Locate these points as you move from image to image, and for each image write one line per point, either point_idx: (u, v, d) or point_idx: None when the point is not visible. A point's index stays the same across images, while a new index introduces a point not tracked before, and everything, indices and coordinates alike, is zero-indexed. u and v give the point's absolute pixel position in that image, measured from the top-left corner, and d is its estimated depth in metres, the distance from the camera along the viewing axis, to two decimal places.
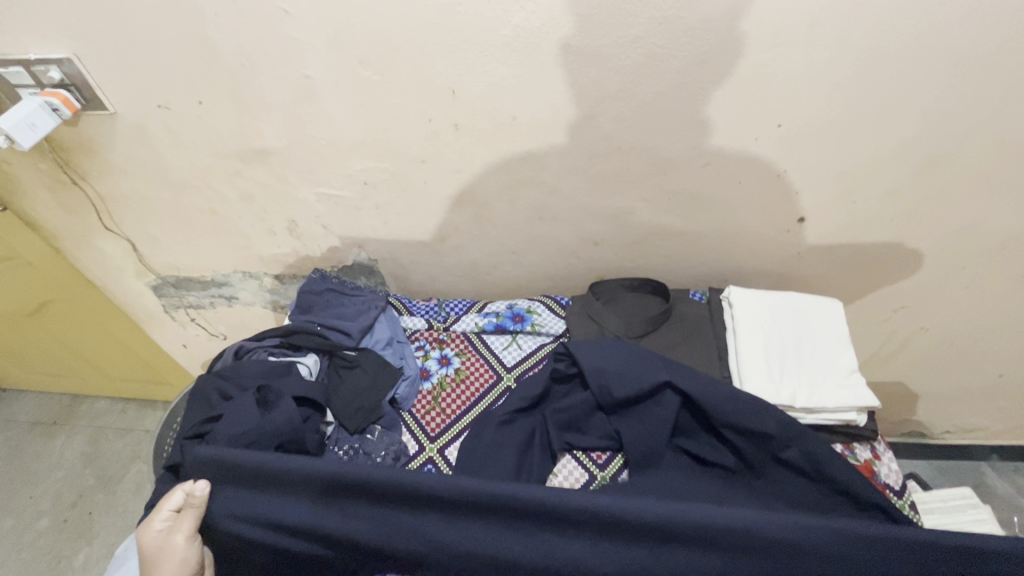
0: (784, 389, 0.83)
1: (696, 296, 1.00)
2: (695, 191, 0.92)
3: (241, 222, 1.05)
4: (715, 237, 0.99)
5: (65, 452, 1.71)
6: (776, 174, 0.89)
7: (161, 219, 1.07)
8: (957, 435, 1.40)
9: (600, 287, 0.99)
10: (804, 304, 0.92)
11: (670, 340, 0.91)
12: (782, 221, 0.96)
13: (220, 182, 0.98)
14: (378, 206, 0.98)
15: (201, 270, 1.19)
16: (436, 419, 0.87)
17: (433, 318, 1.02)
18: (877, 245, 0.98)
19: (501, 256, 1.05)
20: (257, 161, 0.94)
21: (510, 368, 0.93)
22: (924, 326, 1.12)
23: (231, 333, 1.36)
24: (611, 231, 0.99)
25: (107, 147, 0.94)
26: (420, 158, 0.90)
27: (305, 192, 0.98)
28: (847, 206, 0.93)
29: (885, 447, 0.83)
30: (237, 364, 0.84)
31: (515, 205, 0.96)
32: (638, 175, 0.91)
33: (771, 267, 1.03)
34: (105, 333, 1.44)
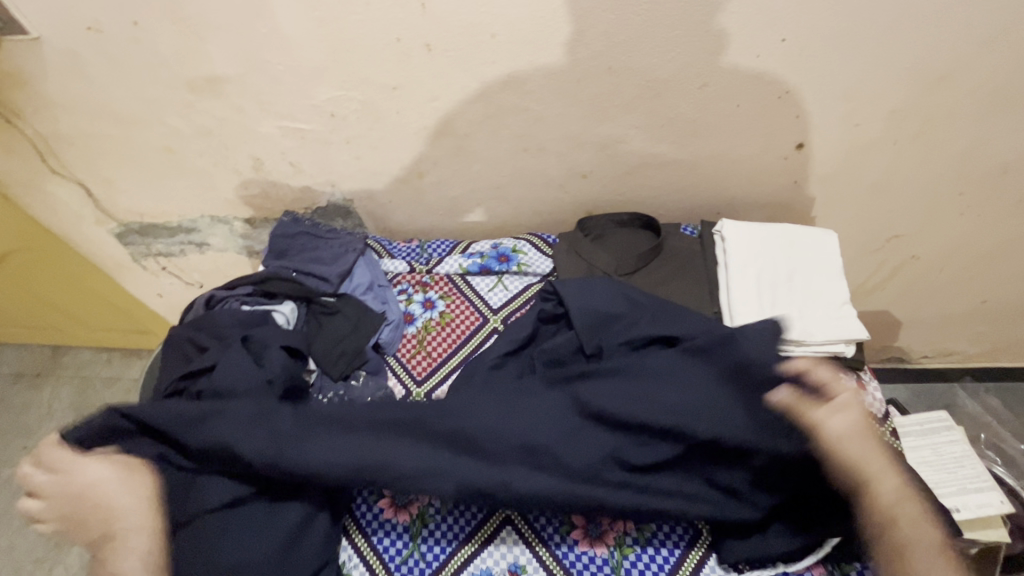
0: (776, 322, 0.81)
1: (688, 230, 0.96)
2: (691, 116, 0.86)
3: (201, 161, 0.97)
4: (711, 166, 0.94)
5: (54, 402, 1.69)
6: (777, 95, 0.83)
7: (112, 159, 0.98)
8: (934, 359, 1.42)
9: (588, 223, 0.95)
10: (797, 236, 0.90)
11: (662, 276, 0.88)
12: (780, 147, 0.91)
13: (171, 116, 0.89)
14: (349, 140, 0.91)
15: (166, 215, 1.11)
16: (421, 362, 0.85)
17: (414, 261, 0.98)
18: (878, 170, 0.94)
19: (484, 191, 1.00)
20: (210, 92, 0.85)
21: (495, 310, 0.91)
22: (916, 254, 1.11)
23: (207, 282, 1.31)
24: (601, 162, 0.93)
25: (39, 78, 0.84)
26: (391, 85, 0.82)
27: (267, 126, 0.89)
28: (849, 129, 0.87)
29: (869, 376, 0.84)
30: (209, 315, 0.79)
31: (498, 135, 0.89)
32: (630, 99, 0.84)
33: (767, 197, 0.99)
34: (74, 283, 1.38)
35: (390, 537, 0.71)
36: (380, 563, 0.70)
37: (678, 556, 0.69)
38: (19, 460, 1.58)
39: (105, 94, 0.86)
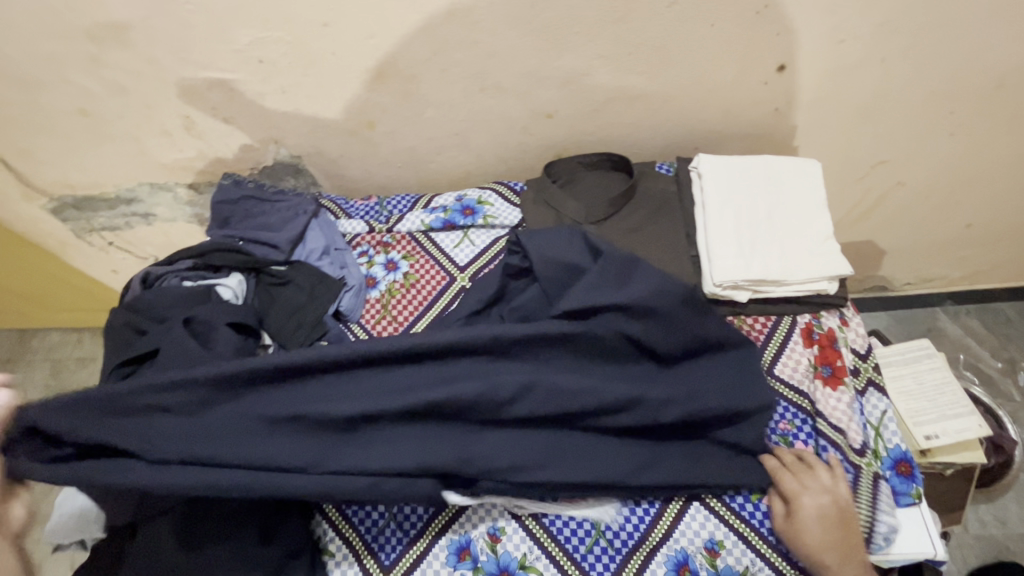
0: (756, 263, 0.77)
1: (663, 169, 0.90)
2: (660, 40, 0.77)
3: (124, 123, 0.87)
4: (686, 97, 0.86)
5: (29, 387, 1.60)
6: (754, 11, 0.75)
7: (24, 127, 0.88)
8: (917, 286, 1.41)
9: (555, 168, 0.88)
10: (778, 168, 0.84)
11: (636, 220, 0.83)
12: (759, 70, 0.83)
13: (78, 73, 0.79)
14: (284, 90, 0.82)
15: (99, 186, 1.02)
16: (387, 328, 0.81)
17: (373, 220, 0.91)
18: (864, 91, 0.87)
19: (442, 139, 0.91)
20: (116, 42, 0.74)
21: (462, 267, 0.85)
22: (901, 180, 1.06)
23: (161, 254, 1.23)
24: (565, 99, 0.85)
25: None
26: (321, 22, 0.72)
27: (189, 79, 0.80)
28: (834, 46, 0.80)
29: (853, 311, 0.82)
30: (145, 294, 0.73)
31: (449, 74, 0.81)
32: (592, 24, 0.75)
33: (746, 128, 0.92)
34: (20, 263, 1.29)
35: (366, 510, 0.69)
36: (363, 544, 0.67)
37: (652, 517, 0.67)
38: None
39: None
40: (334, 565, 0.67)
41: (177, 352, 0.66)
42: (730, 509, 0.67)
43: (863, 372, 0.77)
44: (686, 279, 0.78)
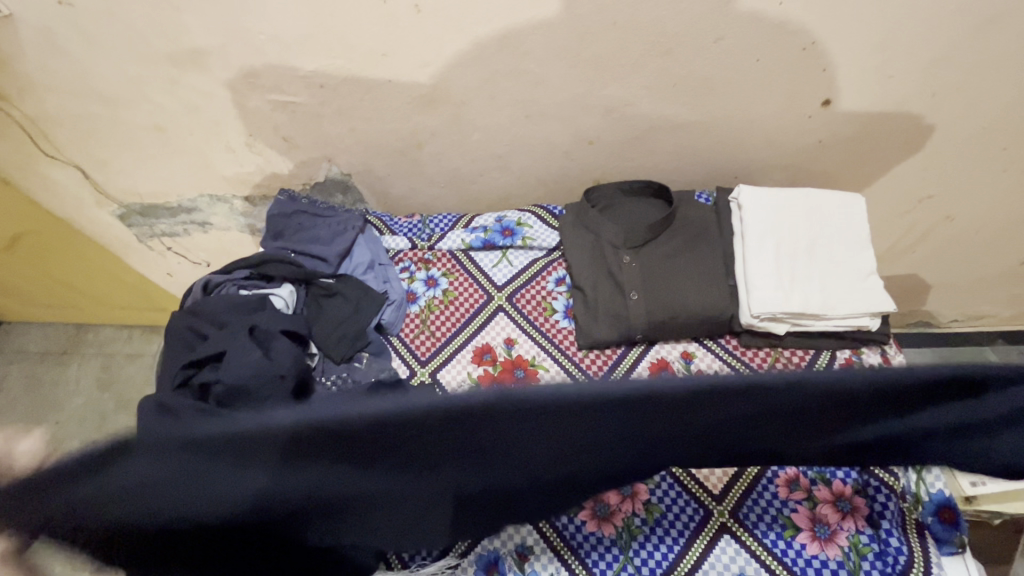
0: (797, 296, 0.76)
1: (702, 198, 0.90)
2: (704, 74, 0.79)
3: (193, 138, 0.94)
4: (729, 126, 0.87)
5: (79, 379, 1.65)
6: (800, 49, 0.76)
7: (103, 140, 0.96)
8: (964, 323, 1.36)
9: (595, 193, 0.90)
10: (823, 201, 0.83)
11: (673, 248, 0.83)
12: (805, 103, 0.83)
13: (156, 92, 0.85)
14: (341, 111, 0.86)
15: (164, 195, 1.09)
16: (425, 342, 0.84)
17: (416, 237, 0.94)
18: (912, 125, 0.86)
19: (486, 162, 0.95)
20: (192, 66, 0.80)
21: (500, 287, 0.88)
22: (949, 216, 1.03)
23: (213, 260, 1.30)
24: (608, 126, 0.87)
25: (17, 57, 0.81)
26: (380, 51, 0.77)
27: (256, 100, 0.85)
28: (882, 82, 0.80)
29: (895, 350, 0.81)
30: (206, 300, 0.78)
31: (496, 102, 0.84)
32: (638, 58, 0.77)
33: (788, 159, 0.92)
34: (84, 263, 1.37)
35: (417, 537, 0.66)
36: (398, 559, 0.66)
37: (680, 549, 0.67)
38: None
39: (88, 70, 0.83)
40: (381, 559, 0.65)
41: (243, 360, 0.69)
42: (765, 548, 0.66)
43: None
44: (723, 308, 0.78)
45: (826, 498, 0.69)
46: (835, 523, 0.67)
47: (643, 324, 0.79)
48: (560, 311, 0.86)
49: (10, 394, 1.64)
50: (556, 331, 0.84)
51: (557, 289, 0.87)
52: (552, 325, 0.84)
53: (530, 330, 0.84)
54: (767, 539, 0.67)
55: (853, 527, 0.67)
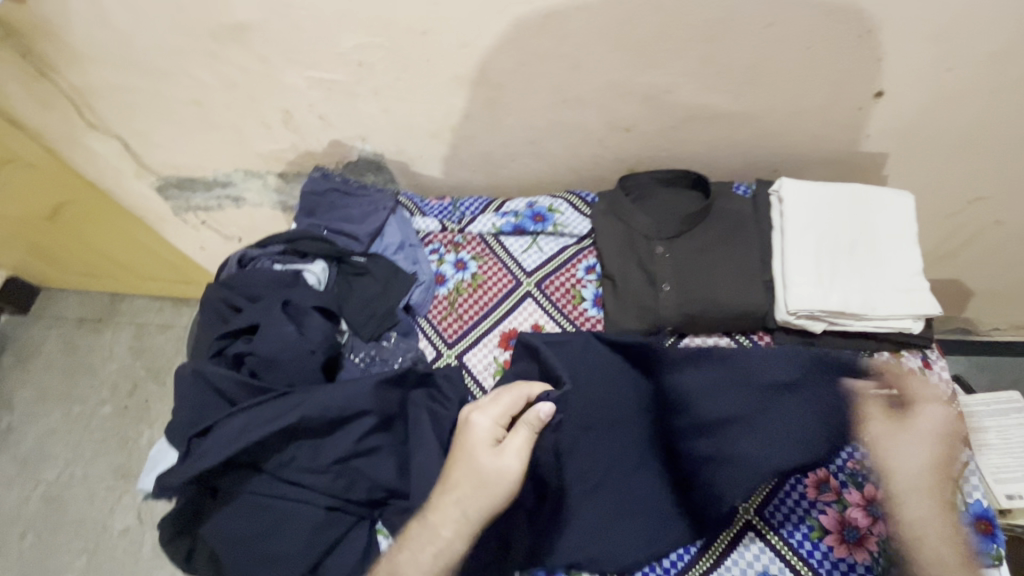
0: (835, 295, 0.74)
1: (740, 190, 0.88)
2: (751, 61, 0.76)
3: (231, 114, 0.95)
4: (773, 115, 0.84)
5: (114, 346, 1.71)
6: (855, 37, 0.72)
7: (145, 113, 0.97)
8: (1005, 333, 1.31)
9: (630, 181, 0.88)
10: (870, 197, 0.80)
11: (709, 240, 0.81)
12: (855, 94, 0.80)
13: (197, 67, 0.86)
14: (377, 90, 0.86)
15: (200, 169, 1.11)
16: (452, 325, 0.84)
17: (446, 220, 0.94)
18: (968, 122, 0.82)
19: (519, 146, 0.94)
20: (234, 41, 0.81)
21: (530, 272, 0.88)
22: (1000, 220, 0.99)
23: (245, 235, 1.32)
24: (646, 114, 0.85)
25: (65, 28, 0.83)
26: (419, 30, 0.76)
27: (293, 77, 0.86)
28: (940, 75, 0.76)
29: (938, 354, 0.77)
30: (241, 273, 0.79)
31: (534, 85, 0.83)
32: (683, 43, 0.75)
33: (832, 153, 0.89)
34: (121, 234, 1.40)
35: None
36: None
37: (694, 553, 0.68)
38: (88, 397, 1.63)
39: (133, 44, 0.84)
40: None
41: (279, 335, 0.70)
42: (790, 549, 0.66)
43: None
44: (758, 303, 0.77)
45: (857, 502, 0.67)
46: (865, 527, 0.66)
47: (673, 316, 0.77)
48: (589, 300, 0.85)
49: (49, 356, 1.71)
50: (584, 321, 0.83)
51: (586, 278, 0.86)
52: (580, 314, 0.84)
53: (558, 318, 0.84)
54: (793, 540, 0.67)
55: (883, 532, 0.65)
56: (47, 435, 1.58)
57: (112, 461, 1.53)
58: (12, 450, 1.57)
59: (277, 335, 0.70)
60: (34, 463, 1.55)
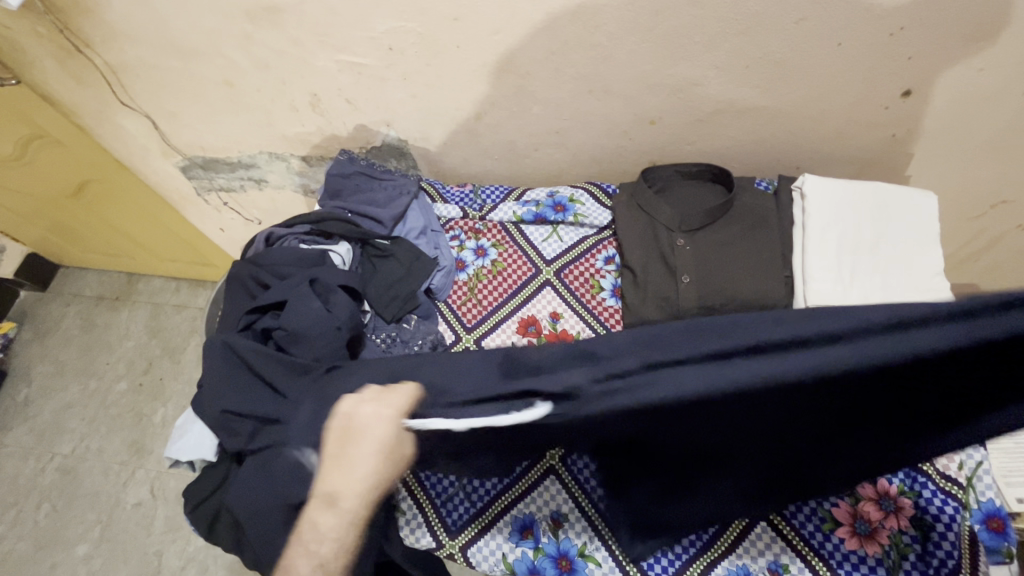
0: (854, 292, 0.75)
1: (761, 186, 0.89)
2: (779, 57, 0.77)
3: (260, 95, 0.96)
4: (798, 112, 0.84)
5: (131, 324, 1.74)
6: (886, 35, 0.72)
7: (175, 92, 0.99)
8: None
9: (651, 174, 0.89)
10: (891, 197, 0.81)
11: (730, 234, 0.82)
12: (882, 93, 0.80)
13: (230, 48, 0.88)
14: (406, 76, 0.87)
15: (226, 151, 1.13)
16: (471, 310, 0.85)
17: (468, 207, 0.95)
18: (995, 125, 0.82)
19: (542, 136, 0.95)
20: (267, 23, 0.82)
21: (549, 261, 0.89)
22: (1022, 225, 0.98)
23: (265, 218, 1.34)
24: (672, 107, 0.86)
25: (103, 6, 0.85)
26: (451, 17, 0.77)
27: (324, 60, 0.87)
28: (969, 76, 0.76)
29: None
30: (268, 251, 0.81)
31: (561, 75, 0.83)
32: (712, 36, 0.75)
33: (855, 151, 0.90)
34: (144, 213, 1.43)
35: (455, 500, 0.73)
36: (438, 520, 0.73)
37: (702, 544, 0.69)
38: (105, 373, 1.66)
39: (168, 23, 0.85)
40: (402, 521, 0.73)
41: (307, 311, 0.72)
42: (804, 542, 0.67)
43: None
44: (777, 298, 0.77)
45: (869, 496, 0.68)
46: (877, 521, 0.66)
47: (691, 309, 0.78)
48: (607, 290, 0.86)
49: (69, 331, 1.75)
50: (602, 310, 0.84)
51: (605, 268, 0.87)
52: (598, 303, 0.85)
53: (576, 307, 0.85)
54: (806, 533, 0.68)
55: (895, 527, 0.66)
56: (64, 408, 1.62)
57: (127, 437, 1.56)
58: (30, 421, 1.61)
59: (304, 309, 0.72)
60: (50, 435, 1.58)
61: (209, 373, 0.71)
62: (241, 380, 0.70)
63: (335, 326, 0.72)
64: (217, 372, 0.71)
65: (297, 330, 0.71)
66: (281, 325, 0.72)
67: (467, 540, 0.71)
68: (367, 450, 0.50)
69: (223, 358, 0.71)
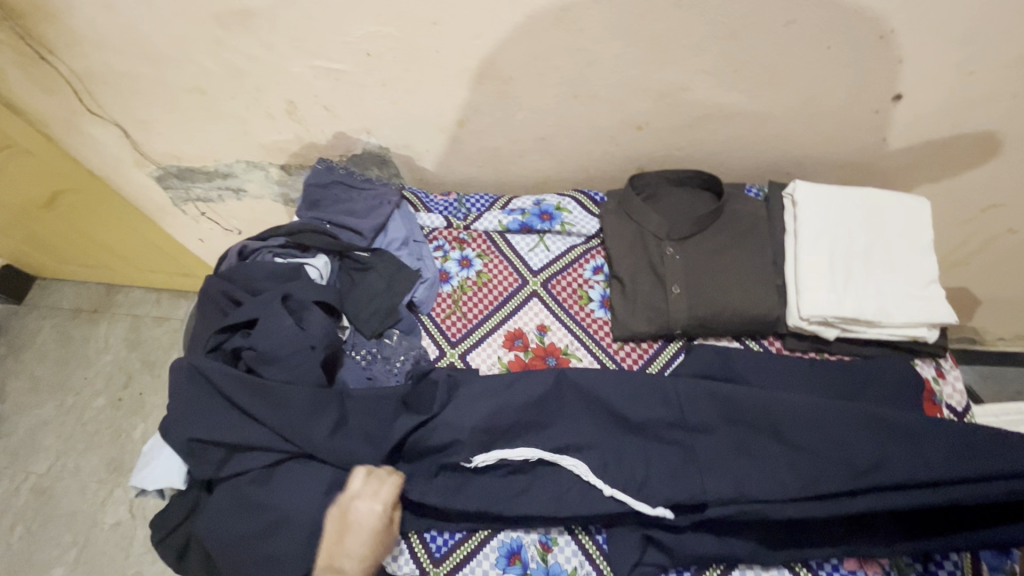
0: (849, 301, 0.72)
1: (752, 192, 0.87)
2: (768, 60, 0.75)
3: (234, 102, 0.93)
4: (788, 116, 0.83)
5: (109, 337, 1.69)
6: (876, 37, 0.70)
7: (146, 100, 0.95)
8: (1012, 343, 1.30)
9: (640, 181, 0.86)
10: (883, 203, 0.79)
11: (721, 243, 0.80)
12: (872, 97, 0.78)
13: (201, 54, 0.84)
14: (385, 82, 0.84)
15: (202, 160, 1.09)
16: (455, 324, 0.82)
17: (452, 216, 0.92)
18: (986, 129, 0.81)
19: (528, 143, 0.92)
20: (239, 27, 0.79)
21: (536, 272, 0.86)
22: (1013, 228, 0.97)
23: (245, 228, 1.30)
24: (660, 112, 0.84)
25: (67, 11, 0.81)
26: (430, 20, 0.74)
27: (299, 66, 0.84)
28: (961, 79, 0.74)
29: (952, 365, 0.76)
30: (241, 266, 0.78)
31: (545, 80, 0.81)
32: (699, 40, 0.73)
33: (845, 156, 0.88)
34: (119, 224, 1.38)
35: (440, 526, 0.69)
36: (422, 546, 0.69)
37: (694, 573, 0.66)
38: (81, 388, 1.61)
39: (135, 28, 0.82)
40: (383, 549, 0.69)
41: (281, 329, 0.69)
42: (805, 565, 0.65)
43: None
44: (771, 308, 0.75)
45: None
46: None
47: (683, 321, 0.76)
48: (596, 301, 0.83)
49: (44, 346, 1.69)
50: (592, 322, 0.81)
51: (593, 278, 0.85)
52: (587, 315, 0.82)
53: (564, 319, 0.82)
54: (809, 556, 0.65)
55: None
56: (39, 426, 1.56)
57: (104, 455, 1.50)
58: (3, 440, 1.55)
59: (277, 329, 0.69)
60: (24, 454, 1.52)
61: (177, 398, 0.68)
62: (210, 404, 0.67)
63: (310, 345, 0.69)
64: (184, 396, 0.67)
65: (271, 350, 0.68)
66: (252, 345, 0.69)
67: (455, 565, 0.67)
68: (359, 538, 0.61)
69: (191, 382, 0.68)
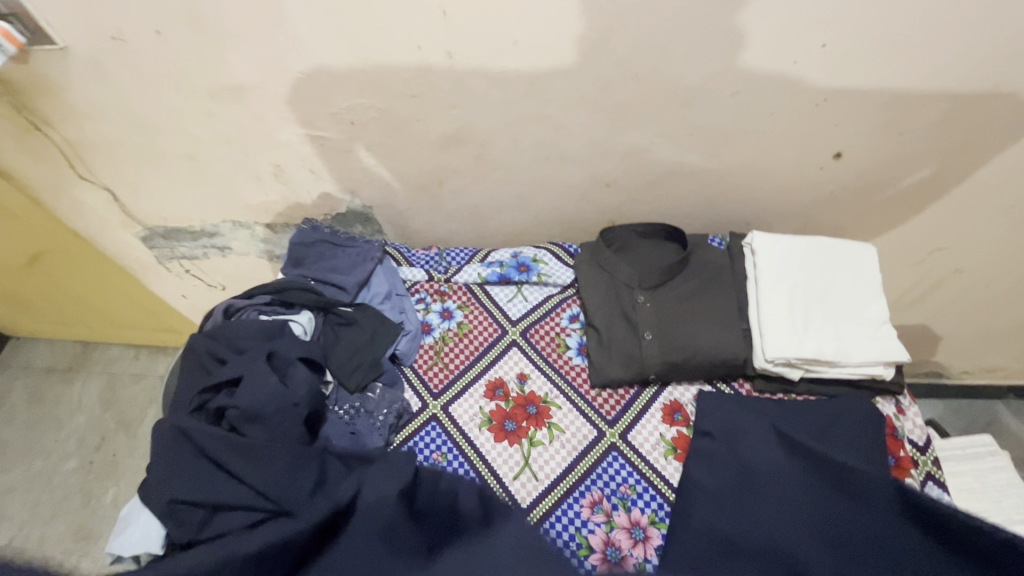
0: (809, 343, 0.77)
1: (715, 242, 0.93)
2: (720, 125, 0.82)
3: (223, 167, 0.97)
4: (743, 173, 0.90)
5: (83, 397, 1.65)
6: (813, 104, 0.79)
7: (136, 166, 0.99)
8: (975, 376, 1.35)
9: (611, 234, 0.91)
10: (834, 250, 0.85)
11: (688, 290, 0.85)
12: (816, 155, 0.86)
13: (192, 123, 0.89)
14: (369, 147, 0.90)
15: (189, 220, 1.12)
16: (437, 375, 0.84)
17: (433, 270, 0.96)
18: (920, 181, 0.89)
19: (504, 200, 0.98)
20: (230, 100, 0.84)
21: (515, 322, 0.89)
22: (958, 268, 1.05)
23: (229, 283, 1.32)
24: (625, 170, 0.90)
25: (65, 86, 0.85)
26: (411, 93, 0.80)
27: (287, 133, 0.89)
28: (892, 139, 0.82)
29: (910, 401, 0.80)
30: (226, 324, 0.80)
31: (518, 144, 0.87)
32: (657, 107, 0.80)
33: (798, 207, 0.95)
34: (102, 283, 1.39)
35: None
36: None
37: None
38: (51, 451, 1.56)
39: (130, 102, 0.87)
40: None
41: (265, 385, 0.70)
42: None
43: (922, 466, 0.75)
44: (738, 351, 0.79)
45: None
46: None
47: (655, 366, 0.79)
48: (573, 348, 0.86)
49: (14, 408, 1.64)
50: (570, 369, 0.84)
51: (570, 326, 0.88)
52: (564, 362, 0.85)
53: (543, 367, 0.85)
54: None
55: None
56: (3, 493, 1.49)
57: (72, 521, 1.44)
58: None
59: (260, 385, 0.70)
60: None
61: (158, 459, 0.68)
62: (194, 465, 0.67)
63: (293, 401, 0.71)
64: (166, 458, 0.67)
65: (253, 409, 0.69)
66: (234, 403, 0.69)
67: None
68: None
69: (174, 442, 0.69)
